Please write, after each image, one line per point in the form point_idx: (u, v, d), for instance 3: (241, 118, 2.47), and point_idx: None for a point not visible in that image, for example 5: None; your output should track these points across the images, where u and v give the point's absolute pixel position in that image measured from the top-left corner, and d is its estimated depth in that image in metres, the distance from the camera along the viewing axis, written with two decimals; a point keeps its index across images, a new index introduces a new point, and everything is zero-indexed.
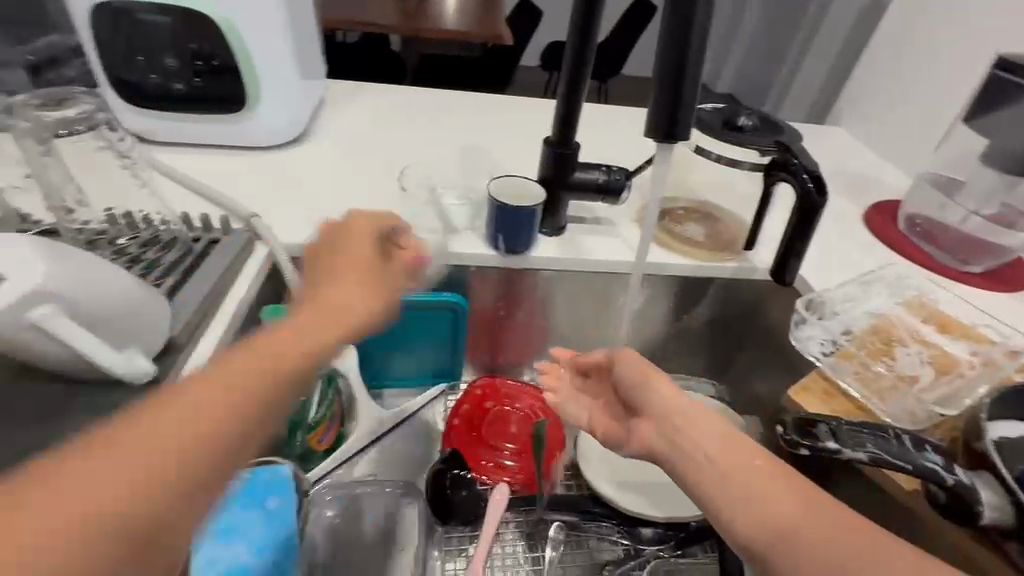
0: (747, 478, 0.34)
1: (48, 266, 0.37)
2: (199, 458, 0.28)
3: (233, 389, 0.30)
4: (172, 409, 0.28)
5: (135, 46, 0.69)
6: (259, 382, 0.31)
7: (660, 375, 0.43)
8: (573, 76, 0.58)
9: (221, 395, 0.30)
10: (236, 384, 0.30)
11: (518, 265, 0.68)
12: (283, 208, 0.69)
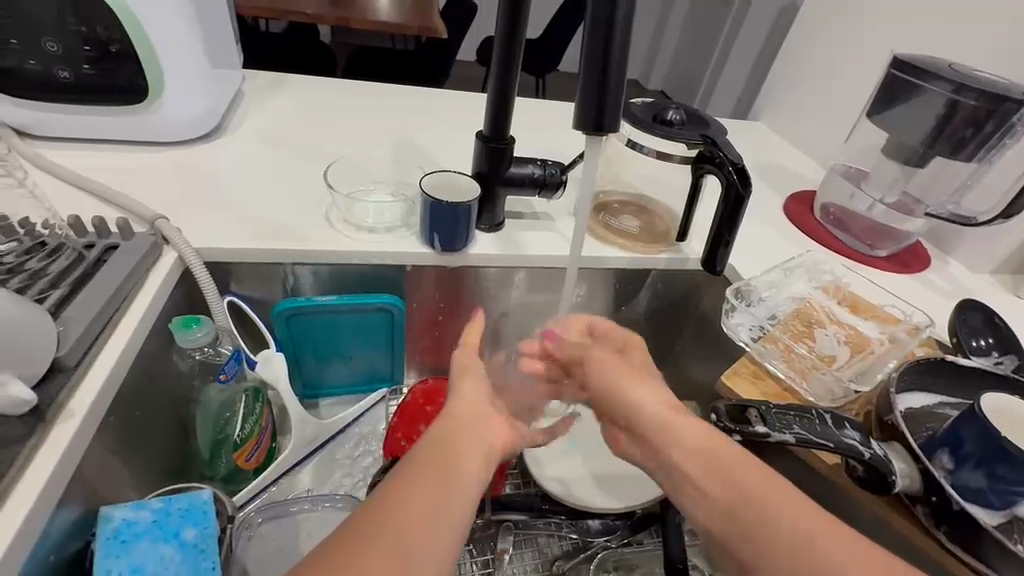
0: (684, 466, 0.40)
1: None
2: (446, 506, 0.40)
3: (444, 456, 0.43)
4: (396, 502, 0.39)
5: (3, 27, 0.60)
6: (461, 442, 0.44)
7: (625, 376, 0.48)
8: (505, 68, 0.57)
9: (435, 490, 0.40)
10: (443, 449, 0.43)
11: (455, 263, 0.66)
12: (198, 210, 0.63)
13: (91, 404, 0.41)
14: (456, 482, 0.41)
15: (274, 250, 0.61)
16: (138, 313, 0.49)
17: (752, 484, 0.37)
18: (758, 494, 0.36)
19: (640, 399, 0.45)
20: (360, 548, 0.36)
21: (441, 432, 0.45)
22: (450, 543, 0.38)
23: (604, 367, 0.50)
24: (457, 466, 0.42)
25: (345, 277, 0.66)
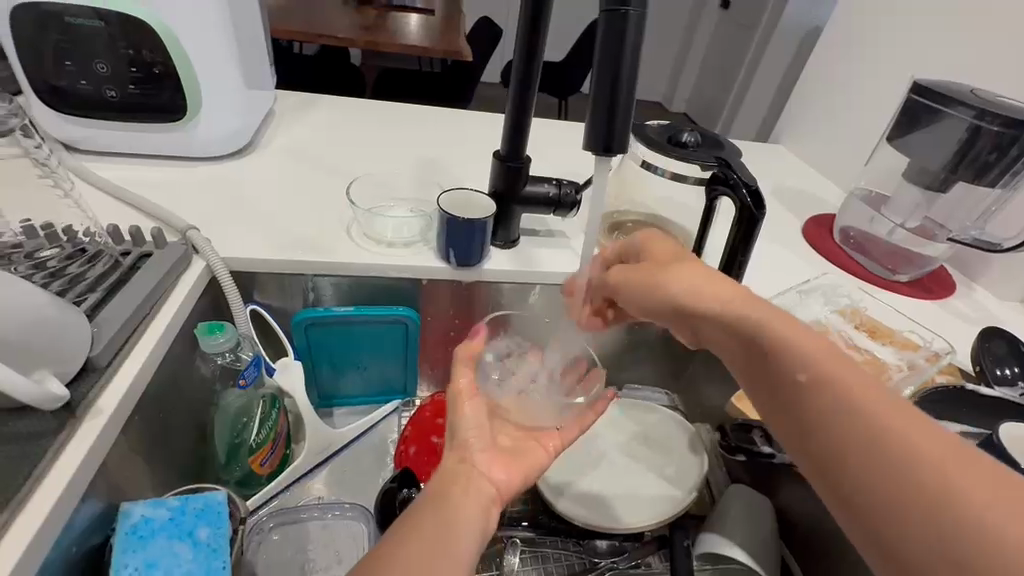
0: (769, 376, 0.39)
1: None
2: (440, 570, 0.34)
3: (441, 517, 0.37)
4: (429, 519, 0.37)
5: (62, 50, 0.65)
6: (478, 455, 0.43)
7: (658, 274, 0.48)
8: (521, 92, 0.59)
9: (464, 498, 0.39)
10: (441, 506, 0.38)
11: (470, 278, 0.68)
12: (228, 222, 0.66)
13: (118, 402, 0.43)
14: (454, 541, 0.36)
15: (296, 261, 0.63)
16: (165, 318, 0.51)
17: (829, 371, 0.36)
18: (835, 386, 0.36)
19: (673, 287, 0.46)
20: None
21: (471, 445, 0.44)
22: None
23: (629, 282, 0.51)
24: (455, 528, 0.37)
25: (362, 289, 0.68)
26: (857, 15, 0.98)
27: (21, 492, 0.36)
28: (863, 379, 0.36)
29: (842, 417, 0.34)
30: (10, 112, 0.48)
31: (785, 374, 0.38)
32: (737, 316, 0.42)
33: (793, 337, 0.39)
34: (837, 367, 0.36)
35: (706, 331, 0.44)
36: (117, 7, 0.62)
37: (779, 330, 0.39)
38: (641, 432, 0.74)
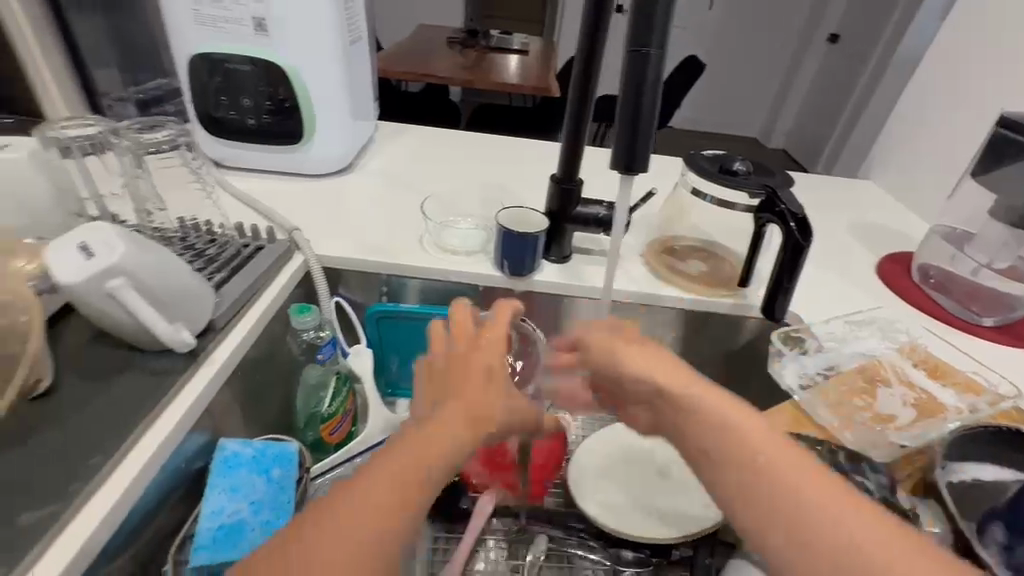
0: (727, 460, 0.35)
1: (123, 251, 0.44)
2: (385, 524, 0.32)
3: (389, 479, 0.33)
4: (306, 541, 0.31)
5: (219, 88, 0.82)
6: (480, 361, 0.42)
7: (623, 344, 0.46)
8: (576, 122, 0.65)
9: (385, 507, 0.32)
10: (392, 467, 0.34)
11: (522, 288, 0.74)
12: (325, 226, 0.79)
13: (226, 358, 0.54)
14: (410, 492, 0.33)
15: (374, 262, 0.74)
16: (270, 296, 0.63)
17: (780, 467, 0.34)
18: (785, 485, 0.33)
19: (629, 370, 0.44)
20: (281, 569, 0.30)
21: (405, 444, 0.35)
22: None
23: (604, 352, 0.47)
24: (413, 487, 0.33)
25: (428, 291, 0.77)
26: (951, 50, 0.94)
27: (153, 413, 0.47)
28: (850, 500, 0.32)
29: (796, 525, 0.32)
30: (171, 135, 0.63)
31: (736, 470, 0.35)
32: (691, 407, 0.39)
33: (766, 449, 0.35)
34: (786, 463, 0.34)
35: (672, 419, 0.40)
36: (262, 56, 0.78)
37: (742, 428, 0.36)
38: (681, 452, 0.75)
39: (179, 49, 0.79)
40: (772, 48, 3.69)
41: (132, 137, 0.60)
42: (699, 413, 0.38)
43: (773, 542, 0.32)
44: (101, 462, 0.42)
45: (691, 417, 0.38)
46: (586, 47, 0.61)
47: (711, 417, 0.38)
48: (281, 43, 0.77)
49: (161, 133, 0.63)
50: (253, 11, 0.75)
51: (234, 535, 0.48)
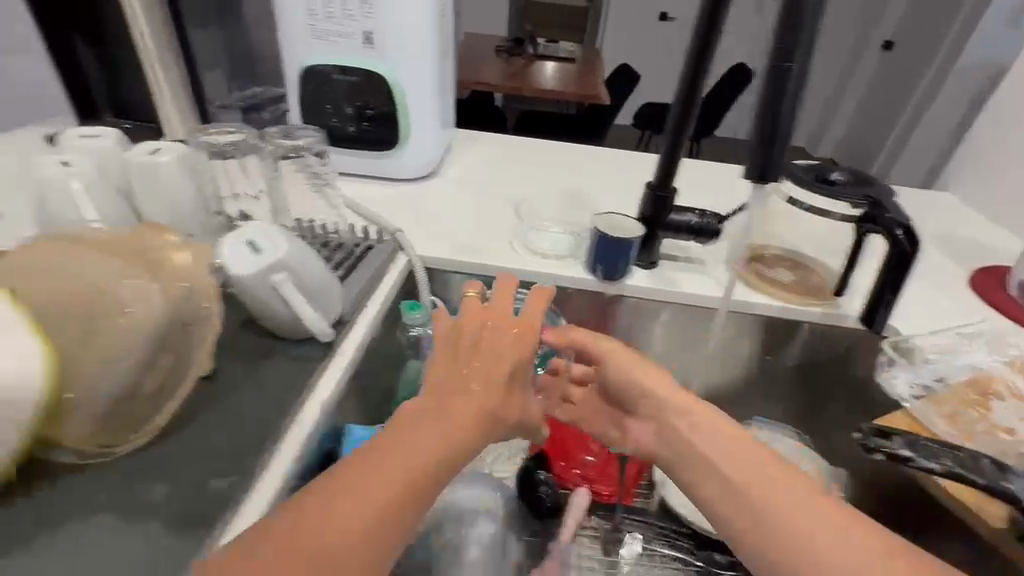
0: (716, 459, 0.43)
1: (288, 247, 0.49)
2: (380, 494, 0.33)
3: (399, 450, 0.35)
4: (291, 522, 0.32)
5: (323, 97, 0.87)
6: (495, 352, 0.42)
7: (635, 360, 0.53)
8: (678, 132, 0.67)
9: (382, 489, 0.33)
10: (400, 439, 0.36)
11: (613, 292, 0.76)
12: (420, 226, 0.83)
13: (355, 349, 0.58)
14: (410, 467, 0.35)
15: (469, 264, 0.77)
16: (383, 293, 0.67)
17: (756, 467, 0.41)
18: (762, 481, 0.40)
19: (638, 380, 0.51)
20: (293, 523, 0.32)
21: (399, 434, 0.36)
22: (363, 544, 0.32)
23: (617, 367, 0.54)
24: (415, 462, 0.35)
25: (518, 293, 0.80)
26: None
27: (301, 398, 0.51)
28: (813, 495, 0.39)
29: (776, 515, 0.38)
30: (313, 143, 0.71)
31: (723, 473, 0.42)
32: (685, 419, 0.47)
33: (748, 457, 0.42)
34: (765, 466, 0.41)
35: (670, 431, 0.48)
36: (370, 67, 0.83)
37: (726, 437, 0.44)
38: None
39: (291, 61, 0.84)
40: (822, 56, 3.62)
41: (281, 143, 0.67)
42: (685, 423, 0.47)
43: (747, 531, 0.39)
44: (268, 439, 0.46)
45: (683, 427, 0.47)
46: (691, 64, 0.64)
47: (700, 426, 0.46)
48: (387, 56, 0.82)
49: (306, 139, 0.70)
50: (363, 26, 0.80)
51: None
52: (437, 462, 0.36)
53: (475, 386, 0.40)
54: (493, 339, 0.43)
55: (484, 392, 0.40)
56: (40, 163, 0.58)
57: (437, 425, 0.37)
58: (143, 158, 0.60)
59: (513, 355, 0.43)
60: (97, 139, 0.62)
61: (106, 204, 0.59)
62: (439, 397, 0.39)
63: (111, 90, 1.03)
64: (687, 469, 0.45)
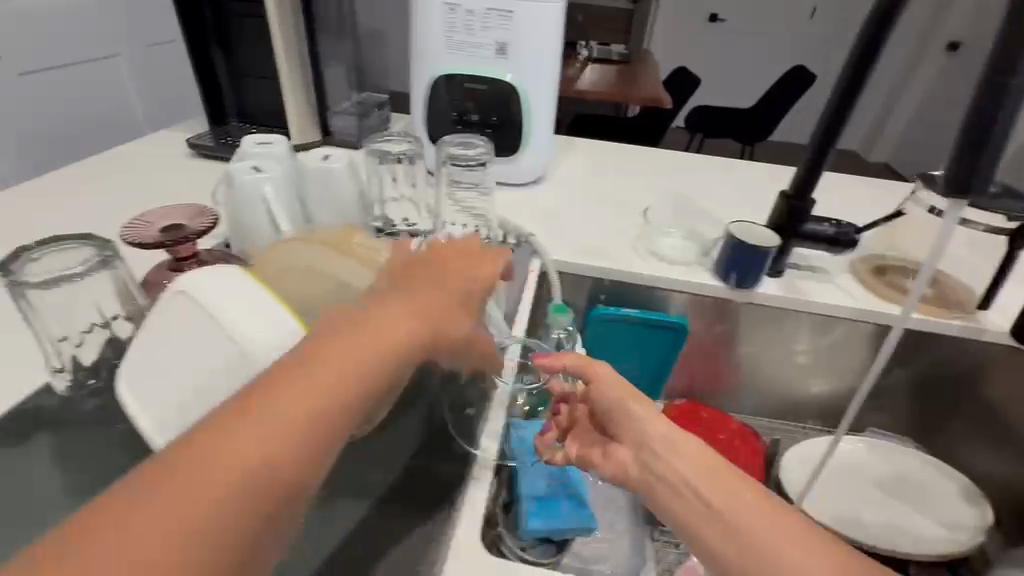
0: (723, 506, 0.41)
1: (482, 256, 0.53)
2: (303, 413, 0.32)
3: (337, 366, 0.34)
4: (233, 438, 0.30)
5: (451, 104, 0.90)
6: (439, 283, 0.44)
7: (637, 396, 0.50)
8: (825, 144, 0.67)
9: (305, 406, 0.32)
10: (316, 359, 0.35)
11: (742, 299, 0.78)
12: (544, 230, 0.85)
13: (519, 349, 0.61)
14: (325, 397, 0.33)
15: (600, 268, 0.79)
16: (528, 294, 0.70)
17: (759, 522, 0.39)
18: (770, 538, 0.38)
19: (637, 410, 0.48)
20: (239, 428, 0.30)
21: (324, 358, 0.35)
22: (281, 452, 0.31)
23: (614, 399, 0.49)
24: (338, 385, 0.34)
25: (642, 297, 0.82)
26: None
27: None
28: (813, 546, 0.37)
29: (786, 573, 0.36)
30: (481, 152, 0.68)
31: (729, 521, 0.40)
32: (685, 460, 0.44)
33: (750, 511, 0.39)
34: (771, 523, 0.38)
35: (672, 472, 0.44)
36: (500, 76, 0.86)
37: (721, 485, 0.41)
38: (893, 474, 0.76)
39: (425, 70, 0.88)
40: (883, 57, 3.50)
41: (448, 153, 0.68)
42: (692, 460, 0.44)
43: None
44: None
45: (684, 471, 0.43)
46: (848, 75, 0.64)
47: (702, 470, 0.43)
48: (518, 63, 0.85)
49: (474, 150, 0.68)
50: (498, 38, 0.84)
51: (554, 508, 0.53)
52: (359, 390, 0.35)
53: (416, 322, 0.40)
54: (426, 286, 0.42)
55: (425, 331, 0.40)
56: (232, 166, 0.63)
57: (358, 349, 0.36)
58: (318, 164, 0.65)
59: (444, 296, 0.43)
60: (272, 144, 0.67)
61: (291, 206, 0.64)
62: (379, 323, 0.39)
63: (235, 95, 1.08)
64: (672, 499, 0.43)
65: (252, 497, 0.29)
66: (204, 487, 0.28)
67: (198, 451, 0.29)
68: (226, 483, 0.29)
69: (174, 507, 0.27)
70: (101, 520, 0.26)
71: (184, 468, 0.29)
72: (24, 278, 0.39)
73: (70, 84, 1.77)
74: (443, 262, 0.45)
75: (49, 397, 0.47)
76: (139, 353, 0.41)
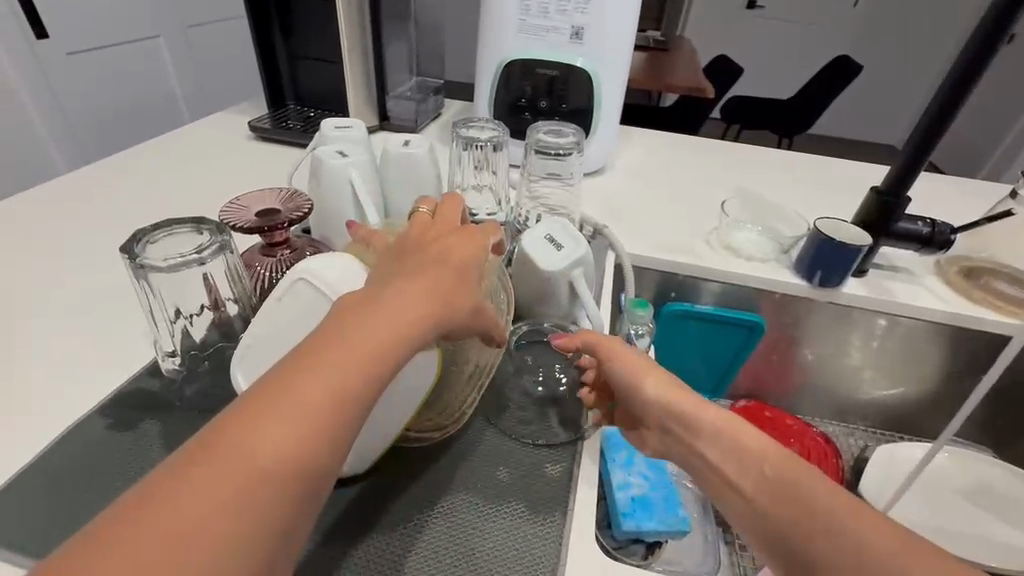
0: (729, 463, 0.37)
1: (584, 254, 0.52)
2: (315, 398, 0.31)
3: (348, 349, 0.33)
4: (245, 432, 0.29)
5: (522, 92, 0.89)
6: (447, 259, 0.41)
7: (648, 366, 0.45)
8: (931, 137, 0.62)
9: (322, 392, 0.31)
10: (323, 344, 0.33)
11: (825, 298, 0.75)
12: (612, 222, 0.83)
13: None
14: (336, 378, 0.32)
15: (674, 262, 0.76)
16: (608, 289, 0.68)
17: (772, 478, 0.35)
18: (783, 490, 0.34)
19: (653, 391, 0.44)
20: (262, 417, 0.30)
21: (342, 339, 0.33)
22: (296, 442, 0.30)
23: (627, 377, 0.45)
24: (350, 368, 0.32)
25: (715, 295, 0.79)
26: None
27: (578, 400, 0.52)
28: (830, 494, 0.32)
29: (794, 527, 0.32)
30: (568, 142, 0.66)
31: (740, 481, 0.36)
32: (697, 424, 0.40)
33: (768, 467, 0.35)
34: (788, 478, 0.34)
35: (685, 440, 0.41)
36: (571, 62, 0.84)
37: (732, 438, 0.38)
38: (976, 485, 0.73)
39: (495, 54, 0.86)
40: (934, 44, 3.30)
41: (534, 140, 0.66)
42: (704, 425, 0.40)
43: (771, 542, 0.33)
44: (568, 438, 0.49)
45: (696, 434, 0.40)
46: (964, 65, 0.58)
47: (713, 430, 0.40)
48: (593, 49, 0.82)
49: (559, 139, 0.66)
50: (573, 21, 0.81)
51: (650, 508, 0.51)
52: (371, 377, 0.33)
53: (428, 297, 0.37)
54: (425, 255, 0.40)
55: (439, 309, 0.37)
56: (317, 151, 0.62)
57: (375, 331, 0.34)
58: (400, 150, 0.64)
59: (456, 273, 0.40)
60: (352, 128, 0.66)
61: (373, 192, 0.63)
62: (392, 298, 0.36)
63: (291, 78, 1.07)
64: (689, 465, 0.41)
65: (273, 486, 0.28)
66: (228, 478, 0.28)
67: (225, 439, 0.29)
68: (247, 474, 0.28)
69: (193, 502, 0.27)
70: (140, 513, 0.26)
71: (208, 459, 0.28)
72: (146, 260, 0.38)
73: (115, 66, 1.79)
74: (452, 239, 0.42)
75: (151, 382, 0.48)
76: (254, 343, 0.40)
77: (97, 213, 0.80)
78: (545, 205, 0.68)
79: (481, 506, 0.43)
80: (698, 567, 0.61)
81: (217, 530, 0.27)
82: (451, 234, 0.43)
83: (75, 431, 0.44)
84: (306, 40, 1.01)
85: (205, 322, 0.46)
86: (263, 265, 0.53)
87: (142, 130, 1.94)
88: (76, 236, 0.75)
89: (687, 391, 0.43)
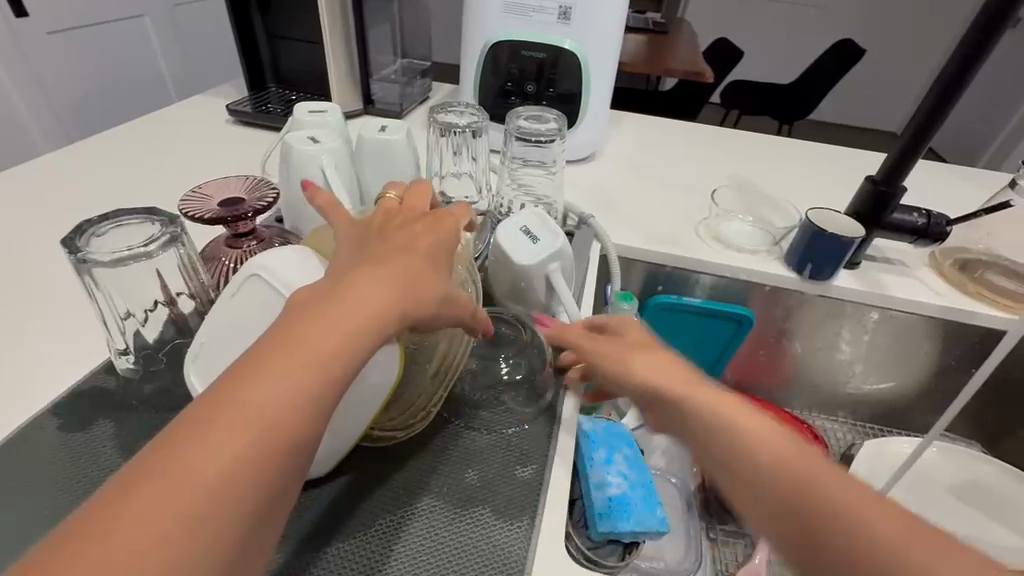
0: (728, 446, 0.37)
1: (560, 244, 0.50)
2: (277, 396, 0.29)
3: (311, 343, 0.31)
4: (204, 436, 0.28)
5: (508, 75, 0.85)
6: (414, 245, 0.39)
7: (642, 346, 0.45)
8: (929, 126, 0.60)
9: (284, 390, 0.30)
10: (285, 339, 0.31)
11: (816, 291, 0.73)
12: (600, 211, 0.81)
13: None
14: (298, 375, 0.30)
15: (661, 254, 0.74)
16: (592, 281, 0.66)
17: (781, 460, 0.35)
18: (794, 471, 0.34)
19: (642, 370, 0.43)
20: (221, 418, 0.28)
21: (302, 336, 0.31)
22: (258, 443, 0.28)
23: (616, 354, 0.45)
24: (311, 363, 0.31)
25: (704, 287, 0.77)
26: None
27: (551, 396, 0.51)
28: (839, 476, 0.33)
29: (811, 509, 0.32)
30: (550, 128, 0.63)
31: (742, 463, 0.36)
32: (693, 405, 0.40)
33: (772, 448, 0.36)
34: (796, 459, 0.35)
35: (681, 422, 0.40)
36: (559, 43, 0.80)
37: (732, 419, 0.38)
38: (965, 482, 0.72)
39: (480, 34, 0.83)
40: (939, 27, 3.23)
41: (516, 125, 0.63)
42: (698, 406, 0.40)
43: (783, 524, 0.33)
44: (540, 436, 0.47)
45: (689, 413, 0.40)
46: (965, 49, 0.55)
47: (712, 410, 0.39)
48: (581, 30, 0.79)
49: (542, 124, 0.63)
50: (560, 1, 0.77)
51: (628, 508, 0.50)
52: (337, 372, 0.31)
53: (392, 287, 0.35)
54: (391, 242, 0.38)
55: (409, 297, 0.36)
56: (288, 136, 0.59)
57: (339, 323, 0.32)
58: (375, 136, 0.61)
59: (423, 259, 0.38)
60: (326, 113, 0.64)
61: (346, 181, 0.60)
62: (355, 286, 0.34)
63: (272, 60, 1.03)
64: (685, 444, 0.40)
65: (238, 491, 0.27)
66: (186, 483, 0.26)
67: (183, 443, 0.27)
68: (209, 479, 0.27)
69: (152, 510, 0.25)
70: (94, 527, 0.25)
71: (167, 462, 0.27)
72: (88, 254, 0.36)
73: (97, 44, 1.74)
74: (418, 225, 0.41)
75: (108, 379, 0.46)
76: (207, 342, 0.38)
77: (64, 199, 0.77)
78: (528, 194, 0.65)
79: (448, 509, 0.41)
80: (680, 565, 0.60)
81: (177, 538, 0.25)
82: (417, 220, 0.41)
83: (26, 431, 0.42)
84: (285, 20, 0.97)
85: (161, 320, 0.45)
86: (227, 257, 0.51)
87: (128, 111, 1.89)
88: (41, 223, 0.72)
89: (675, 369, 0.43)
